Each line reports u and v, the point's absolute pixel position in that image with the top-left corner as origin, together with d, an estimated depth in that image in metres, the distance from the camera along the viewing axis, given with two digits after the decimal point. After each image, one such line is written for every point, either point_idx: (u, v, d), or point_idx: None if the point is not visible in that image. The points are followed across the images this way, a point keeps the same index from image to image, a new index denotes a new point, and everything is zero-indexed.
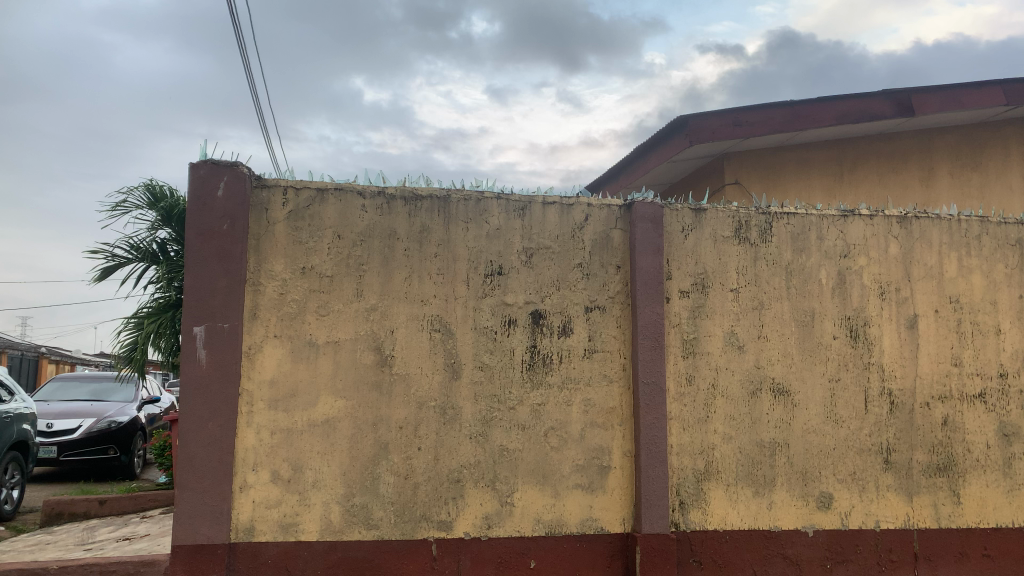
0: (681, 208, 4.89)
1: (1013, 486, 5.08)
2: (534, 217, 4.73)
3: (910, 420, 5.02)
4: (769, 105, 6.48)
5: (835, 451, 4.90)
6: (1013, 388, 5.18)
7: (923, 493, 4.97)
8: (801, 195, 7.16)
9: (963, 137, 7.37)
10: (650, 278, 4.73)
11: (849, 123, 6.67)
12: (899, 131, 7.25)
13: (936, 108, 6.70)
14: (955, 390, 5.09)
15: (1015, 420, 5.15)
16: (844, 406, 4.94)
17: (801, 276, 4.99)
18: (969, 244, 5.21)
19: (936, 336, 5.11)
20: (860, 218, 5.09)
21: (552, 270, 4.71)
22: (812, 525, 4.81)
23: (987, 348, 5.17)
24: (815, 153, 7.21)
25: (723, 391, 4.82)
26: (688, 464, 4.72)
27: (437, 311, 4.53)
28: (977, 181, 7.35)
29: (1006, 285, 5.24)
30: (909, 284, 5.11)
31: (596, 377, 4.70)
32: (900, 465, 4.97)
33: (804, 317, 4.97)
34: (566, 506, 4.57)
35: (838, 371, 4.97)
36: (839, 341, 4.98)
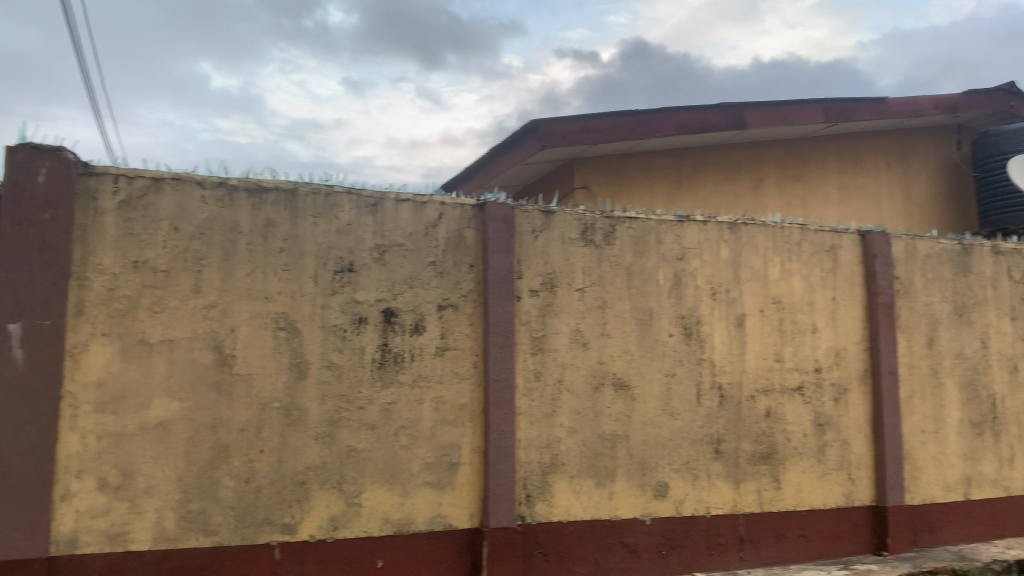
0: (531, 209, 5.00)
1: (825, 471, 5.56)
2: (386, 214, 4.69)
3: (737, 412, 5.38)
4: (615, 113, 6.76)
5: (670, 442, 5.18)
6: (826, 380, 5.66)
7: (748, 480, 5.35)
8: (645, 200, 7.49)
9: (788, 150, 7.98)
10: (501, 276, 4.81)
11: (689, 133, 7.06)
12: (732, 143, 7.74)
13: (764, 123, 7.22)
14: (776, 384, 5.51)
15: (828, 410, 5.63)
16: (679, 400, 5.24)
17: (641, 277, 5.24)
18: (790, 249, 5.65)
19: (760, 334, 5.51)
20: (695, 223, 5.41)
21: (404, 268, 4.69)
22: (648, 514, 5.06)
23: (805, 344, 5.63)
24: (658, 161, 7.57)
25: (569, 387, 4.98)
26: (534, 459, 4.84)
27: (282, 309, 4.40)
28: (799, 191, 7.98)
29: (821, 287, 5.72)
30: (737, 285, 5.48)
31: (447, 375, 4.72)
32: (728, 453, 5.32)
33: (643, 315, 5.22)
34: (414, 504, 4.56)
35: (674, 366, 5.25)
36: (675, 338, 5.27)
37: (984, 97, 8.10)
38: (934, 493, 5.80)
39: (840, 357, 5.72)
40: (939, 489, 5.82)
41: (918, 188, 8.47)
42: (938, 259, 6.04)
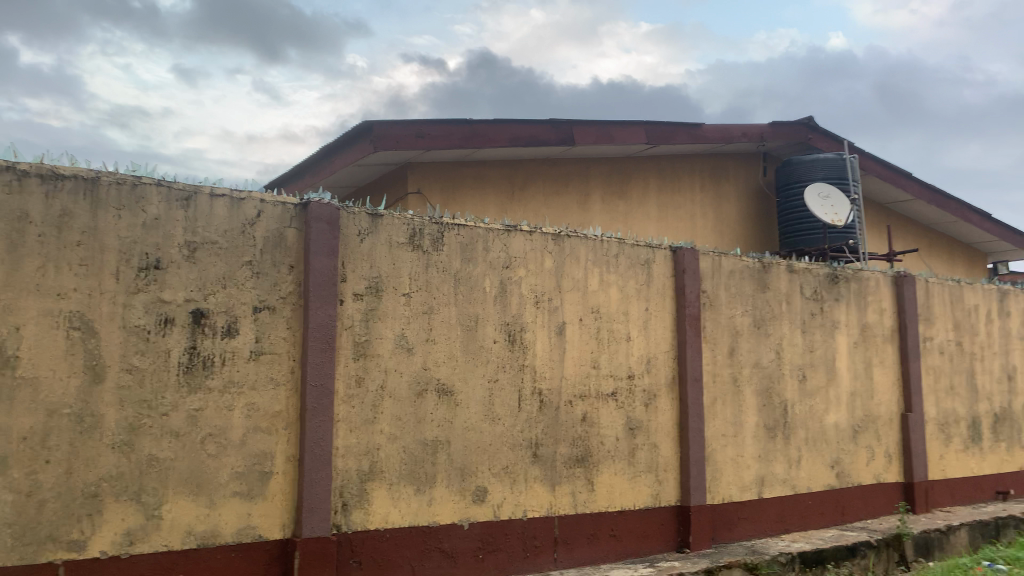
0: (358, 212, 4.92)
1: (636, 473, 5.85)
2: (200, 208, 4.45)
3: (556, 417, 5.55)
4: (449, 120, 6.81)
5: (490, 447, 5.25)
6: (639, 387, 5.96)
7: (564, 483, 5.52)
8: (476, 210, 7.59)
9: (614, 168, 8.35)
10: (323, 279, 4.69)
11: (520, 145, 7.23)
12: (562, 158, 8.01)
13: (591, 140, 7.53)
14: (593, 389, 5.73)
15: (640, 415, 5.93)
16: (500, 405, 5.32)
17: (467, 283, 5.28)
18: (609, 261, 5.91)
19: (579, 342, 5.71)
20: (521, 233, 5.53)
21: (218, 267, 4.47)
22: (466, 519, 5.10)
23: (620, 352, 5.90)
24: (490, 170, 7.69)
25: (391, 392, 4.93)
26: (352, 466, 4.75)
27: (77, 306, 4.06)
28: (622, 208, 8.37)
29: (637, 298, 6.02)
30: (559, 294, 5.65)
31: (261, 380, 4.53)
32: (546, 458, 5.47)
33: (468, 322, 5.26)
34: (221, 515, 4.34)
35: (496, 372, 5.34)
36: (499, 344, 5.36)
37: (787, 129, 8.87)
38: (732, 492, 6.24)
39: (652, 364, 6.04)
40: (737, 488, 6.27)
41: (728, 209, 9.13)
42: (741, 276, 6.53)
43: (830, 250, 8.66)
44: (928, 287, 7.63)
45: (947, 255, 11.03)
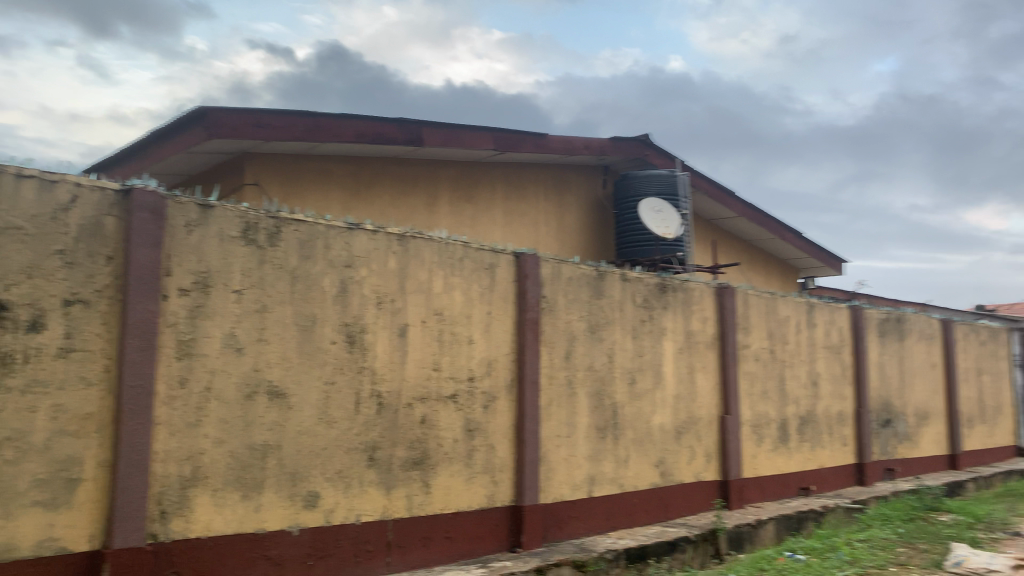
0: (187, 202, 4.64)
1: (472, 475, 5.89)
2: (3, 190, 4.03)
3: (393, 420, 5.49)
4: (292, 112, 6.60)
5: (324, 451, 5.12)
6: (478, 390, 6.01)
7: (399, 486, 5.47)
8: (318, 206, 7.39)
9: (461, 171, 8.40)
10: (144, 272, 4.39)
11: (366, 142, 7.11)
12: (409, 158, 7.95)
13: (438, 142, 7.53)
14: (432, 392, 5.72)
15: (478, 417, 5.98)
16: (336, 408, 5.20)
17: (304, 282, 5.12)
18: (453, 264, 5.92)
19: (420, 344, 5.68)
20: (364, 232, 5.43)
21: (22, 255, 4.07)
22: (297, 524, 4.94)
23: (461, 355, 5.92)
24: (334, 166, 7.53)
25: (218, 394, 4.69)
26: (173, 471, 4.47)
27: None
28: (469, 211, 8.43)
29: (479, 302, 6.07)
30: (401, 295, 5.60)
31: (70, 379, 4.17)
32: (382, 461, 5.40)
33: (304, 321, 5.10)
34: (18, 527, 3.95)
35: (333, 374, 5.21)
36: (336, 346, 5.23)
37: (626, 144, 9.27)
38: (564, 492, 6.43)
39: (491, 367, 6.10)
40: (568, 488, 6.46)
41: (570, 218, 9.41)
42: (578, 282, 6.74)
43: (660, 260, 9.16)
44: (747, 299, 8.21)
45: (764, 269, 11.93)
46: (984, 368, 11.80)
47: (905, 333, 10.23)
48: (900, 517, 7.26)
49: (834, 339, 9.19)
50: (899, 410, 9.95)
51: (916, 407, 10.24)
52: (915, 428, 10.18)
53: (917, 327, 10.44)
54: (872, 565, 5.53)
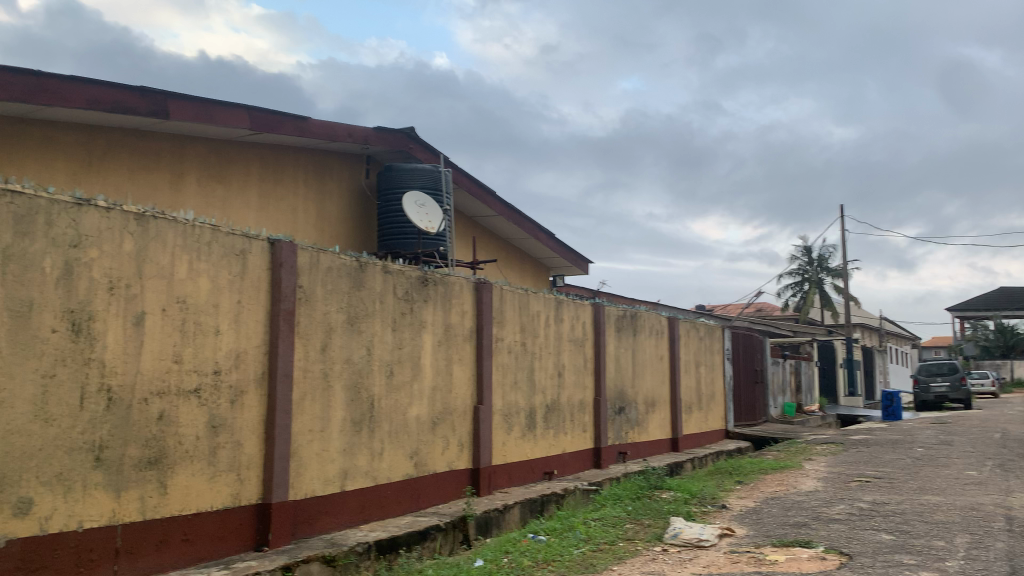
0: None
1: (215, 473, 5.55)
2: None
3: (126, 416, 5.03)
4: (8, 68, 5.83)
5: (39, 452, 4.56)
6: (224, 383, 5.68)
7: (131, 488, 5.02)
8: (40, 176, 6.63)
9: (212, 149, 7.90)
10: None
11: (102, 111, 6.46)
12: (152, 131, 7.36)
13: (187, 117, 7.01)
14: (172, 385, 5.32)
15: (223, 412, 5.66)
16: (56, 404, 4.65)
17: (20, 263, 4.52)
18: (200, 249, 5.53)
19: (160, 334, 5.26)
20: (95, 209, 4.91)
21: None
22: (3, 536, 4.35)
23: (206, 346, 5.56)
24: (61, 133, 6.79)
25: None
26: None
27: None
28: (220, 192, 7.95)
29: (228, 290, 5.74)
30: (138, 281, 5.13)
31: None
32: (111, 461, 4.92)
33: (18, 307, 4.50)
34: None
35: (53, 366, 4.65)
36: (58, 335, 4.68)
37: (389, 136, 9.24)
38: (315, 487, 6.28)
39: (240, 359, 5.80)
40: (320, 482, 6.32)
41: (330, 206, 9.19)
42: (338, 273, 6.61)
43: (422, 254, 9.25)
44: (502, 294, 8.54)
45: (518, 266, 12.47)
46: (702, 361, 13.29)
47: (639, 329, 11.23)
48: (628, 496, 7.96)
49: (579, 333, 9.84)
50: (631, 398, 10.90)
51: (645, 396, 11.28)
52: (644, 415, 11.22)
53: (648, 323, 11.51)
54: (604, 541, 6.01)
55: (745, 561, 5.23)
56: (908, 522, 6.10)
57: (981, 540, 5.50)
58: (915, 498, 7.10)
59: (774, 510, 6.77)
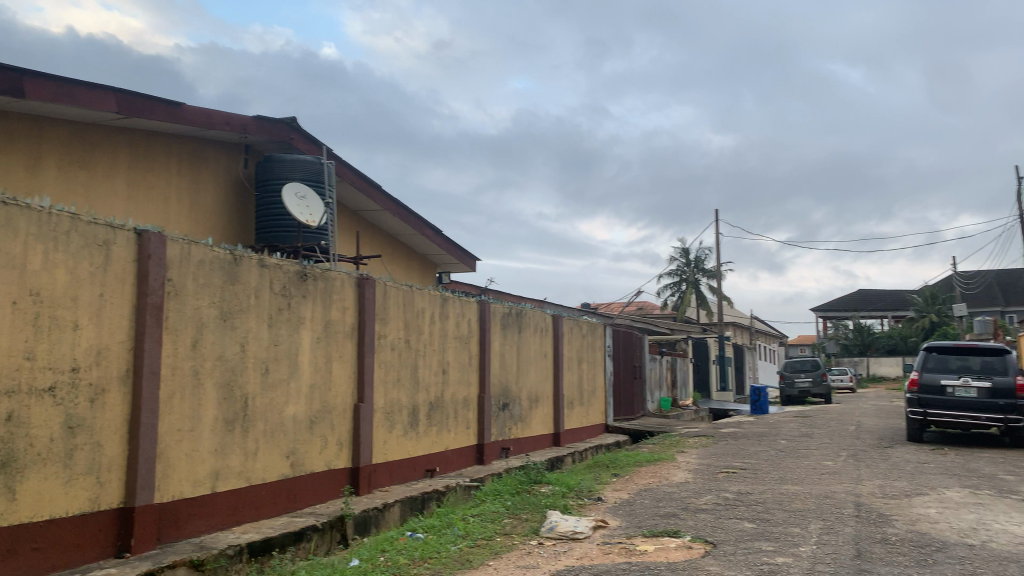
0: None
1: (71, 477, 5.22)
2: None
3: None
4: None
5: None
6: (82, 381, 5.35)
7: None
8: None
9: (74, 132, 7.49)
10: None
11: None
12: (6, 110, 6.92)
13: (46, 97, 6.59)
14: (23, 384, 4.96)
15: (81, 412, 5.33)
16: None
17: None
18: (57, 238, 5.18)
19: (10, 328, 4.89)
20: None
21: None
22: None
23: (62, 342, 5.22)
24: None
25: None
26: None
27: None
28: (83, 178, 7.52)
29: (88, 282, 5.40)
30: None
31: None
32: None
33: None
34: None
35: None
36: None
37: (269, 126, 8.96)
38: (183, 489, 6.01)
39: (101, 356, 5.48)
40: (188, 484, 6.06)
41: (204, 197, 8.80)
42: (210, 266, 6.35)
43: (303, 248, 9.02)
44: (386, 290, 8.44)
45: (404, 262, 12.36)
46: (584, 357, 13.59)
47: (523, 326, 11.35)
48: (508, 491, 8.05)
49: (464, 330, 9.85)
50: (514, 395, 11.02)
51: (528, 392, 11.43)
52: (527, 410, 11.36)
53: (533, 320, 11.66)
54: (481, 537, 6.05)
55: (617, 552, 5.39)
56: (769, 510, 6.46)
57: (832, 526, 5.89)
58: (776, 488, 7.53)
59: (647, 502, 7.01)
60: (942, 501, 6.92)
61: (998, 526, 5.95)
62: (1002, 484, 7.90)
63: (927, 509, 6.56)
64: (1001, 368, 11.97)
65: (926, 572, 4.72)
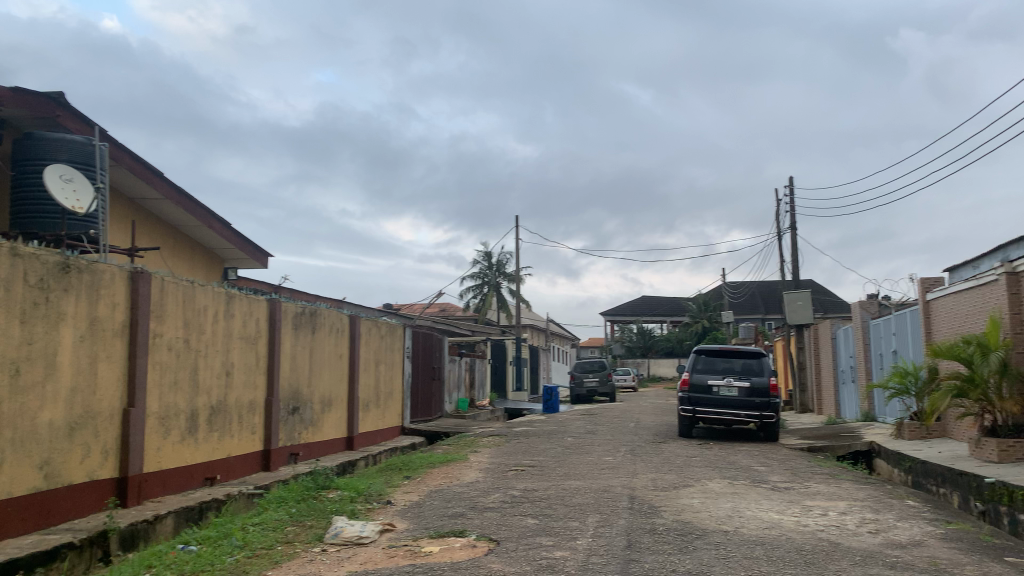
0: None
1: None
2: None
3: None
4: None
5: None
6: None
7: None
8: None
9: None
10: None
11: None
12: None
13: None
14: None
15: None
16: None
17: None
18: None
19: None
20: None
21: None
22: None
23: None
24: None
25: None
26: None
27: None
28: None
29: None
30: None
31: None
32: None
33: None
34: None
35: None
36: None
37: (30, 99, 8.05)
38: None
39: None
40: None
41: None
42: None
43: (67, 237, 8.19)
44: (163, 286, 7.85)
45: (188, 256, 11.61)
46: (381, 359, 13.44)
47: (317, 327, 11.02)
48: (293, 498, 7.75)
49: (252, 330, 9.38)
50: (306, 398, 10.67)
51: (321, 394, 11.11)
52: (319, 414, 11.04)
53: (328, 321, 11.35)
54: (260, 546, 5.78)
55: (401, 554, 5.36)
56: (552, 506, 6.72)
57: (607, 518, 6.23)
58: (560, 484, 7.85)
59: (435, 503, 7.04)
60: (704, 491, 7.56)
61: (749, 513, 6.59)
62: (754, 475, 8.77)
63: (691, 499, 7.13)
64: (758, 370, 13.30)
65: (685, 558, 5.13)
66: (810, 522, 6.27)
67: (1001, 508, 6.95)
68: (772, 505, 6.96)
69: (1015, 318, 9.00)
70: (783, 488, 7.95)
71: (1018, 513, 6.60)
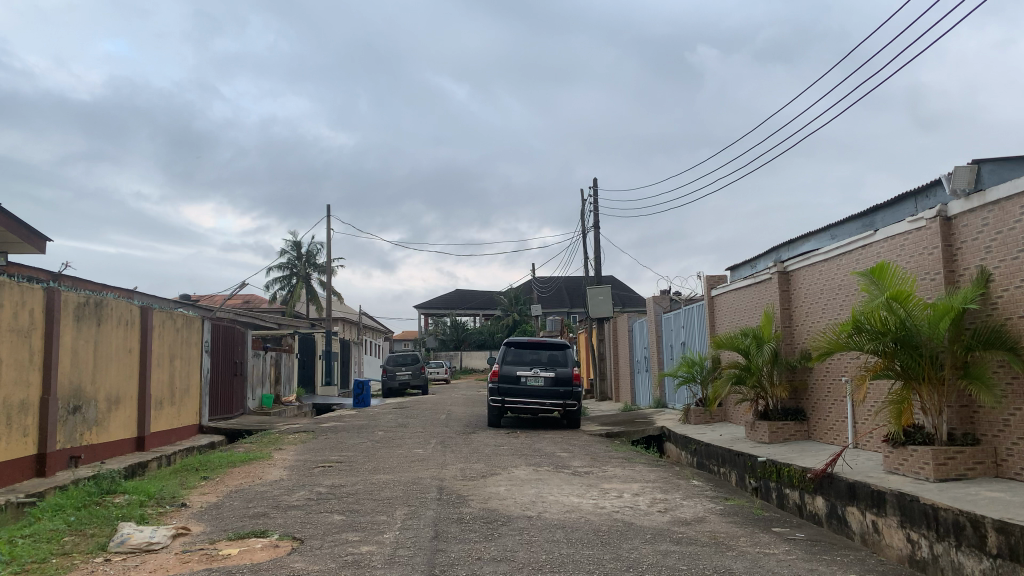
0: None
1: None
2: None
3: None
4: None
5: None
6: None
7: None
8: None
9: None
10: None
11: None
12: None
13: None
14: None
15: None
16: None
17: None
18: None
19: None
20: None
21: None
22: None
23: None
24: None
25: None
26: None
27: None
28: None
29: None
30: None
31: None
32: None
33: None
34: None
35: None
36: None
37: None
38: None
39: None
40: None
41: None
42: None
43: None
44: None
45: None
46: (176, 354, 12.59)
47: (103, 318, 10.13)
48: (71, 505, 7.07)
49: (24, 323, 8.42)
50: (88, 396, 9.77)
51: (106, 392, 10.23)
52: (104, 413, 10.16)
53: (115, 312, 10.46)
54: (31, 560, 5.22)
55: (195, 559, 5.06)
56: (359, 501, 6.62)
57: (415, 510, 6.25)
58: (367, 479, 7.77)
59: (235, 504, 6.72)
60: (510, 479, 7.78)
61: (551, 498, 6.87)
62: (557, 461, 9.15)
63: (497, 487, 7.32)
64: (562, 361, 13.88)
65: (491, 545, 5.25)
66: (607, 504, 6.64)
67: (770, 484, 7.73)
68: (573, 490, 7.29)
69: (785, 312, 10.02)
70: (582, 473, 8.36)
71: (784, 488, 7.38)
